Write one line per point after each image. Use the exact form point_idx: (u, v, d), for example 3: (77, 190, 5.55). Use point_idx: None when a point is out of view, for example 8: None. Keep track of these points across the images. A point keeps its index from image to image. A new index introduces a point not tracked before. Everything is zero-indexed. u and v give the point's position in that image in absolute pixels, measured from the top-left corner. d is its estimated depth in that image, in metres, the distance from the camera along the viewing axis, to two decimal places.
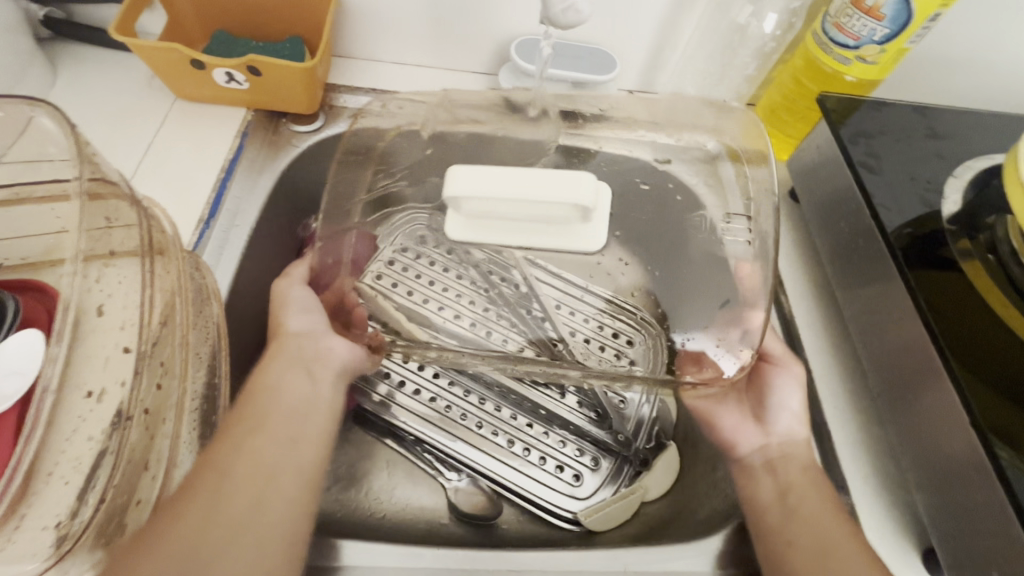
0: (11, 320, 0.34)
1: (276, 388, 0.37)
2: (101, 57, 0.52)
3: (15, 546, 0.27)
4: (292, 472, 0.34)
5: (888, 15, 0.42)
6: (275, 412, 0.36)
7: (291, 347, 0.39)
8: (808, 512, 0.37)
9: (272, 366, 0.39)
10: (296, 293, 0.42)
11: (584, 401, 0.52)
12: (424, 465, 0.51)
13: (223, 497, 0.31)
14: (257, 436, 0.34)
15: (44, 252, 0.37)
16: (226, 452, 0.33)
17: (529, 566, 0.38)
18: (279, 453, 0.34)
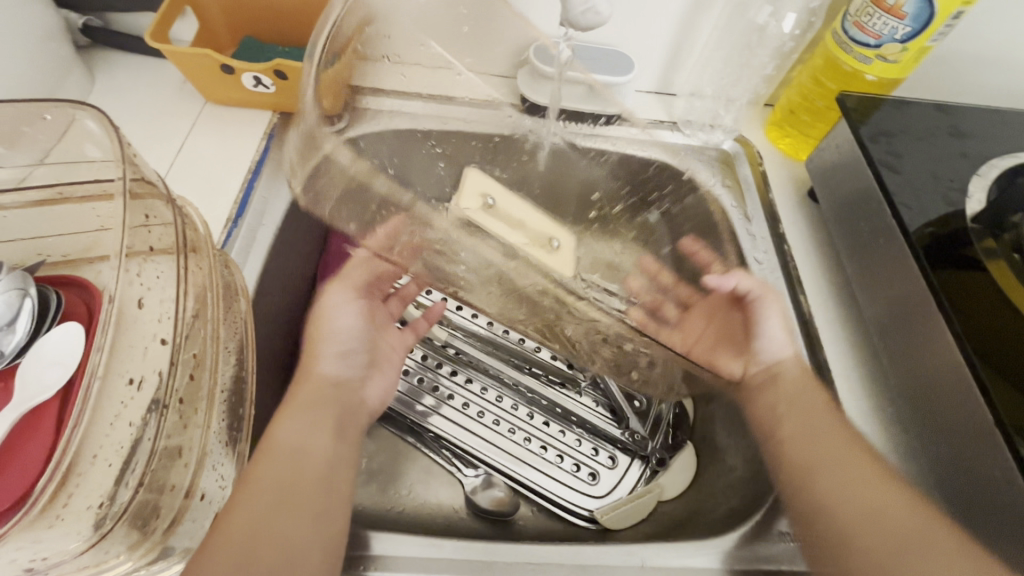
0: (53, 314, 0.36)
1: (302, 445, 0.38)
2: (136, 62, 0.54)
3: (61, 525, 0.27)
4: (317, 537, 0.34)
5: (910, 13, 0.41)
6: (300, 472, 0.36)
7: (325, 390, 0.42)
8: (817, 445, 0.40)
9: (298, 422, 0.39)
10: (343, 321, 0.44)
11: (599, 399, 0.54)
12: (442, 461, 0.52)
13: (251, 569, 0.31)
14: (285, 501, 0.35)
15: (82, 250, 0.38)
16: (257, 515, 0.33)
17: (547, 559, 0.38)
18: (304, 528, 0.34)
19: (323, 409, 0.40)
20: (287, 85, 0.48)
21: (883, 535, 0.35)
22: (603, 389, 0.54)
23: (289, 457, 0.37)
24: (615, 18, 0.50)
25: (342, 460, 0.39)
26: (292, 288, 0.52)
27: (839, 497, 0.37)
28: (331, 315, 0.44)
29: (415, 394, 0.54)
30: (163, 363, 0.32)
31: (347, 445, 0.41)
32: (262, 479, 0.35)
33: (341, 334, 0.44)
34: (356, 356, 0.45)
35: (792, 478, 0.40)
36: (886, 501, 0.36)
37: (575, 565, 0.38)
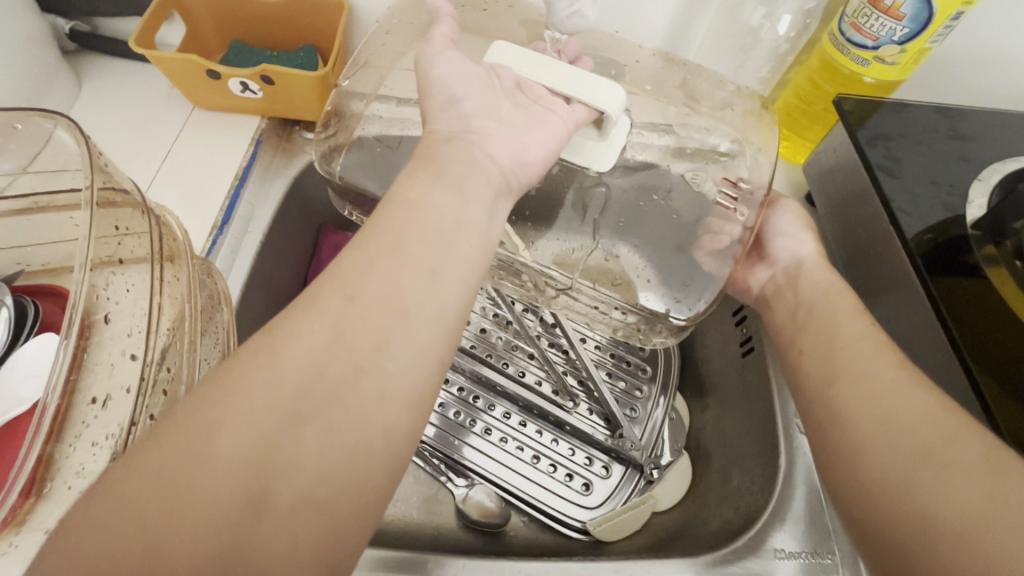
0: (30, 325, 0.35)
1: (422, 198, 0.30)
2: (123, 66, 0.54)
3: (16, 551, 0.28)
4: (431, 316, 0.27)
5: (908, 14, 0.40)
6: (417, 226, 0.29)
7: (434, 148, 0.34)
8: (826, 346, 0.37)
9: (412, 179, 0.31)
10: (444, 70, 0.37)
11: (595, 409, 0.54)
12: (433, 470, 0.52)
13: (345, 329, 0.25)
14: (393, 257, 0.27)
15: (63, 258, 0.38)
16: (322, 323, 0.25)
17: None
18: (418, 289, 0.27)
19: (431, 171, 0.32)
20: (275, 89, 0.48)
21: (922, 432, 0.29)
22: (597, 397, 0.54)
23: (387, 233, 0.28)
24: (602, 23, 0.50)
25: (461, 261, 0.29)
26: (282, 293, 0.52)
27: (857, 412, 0.31)
28: (437, 62, 0.38)
29: None
30: (133, 380, 0.31)
31: (471, 213, 0.31)
32: (341, 276, 0.27)
33: (451, 81, 0.37)
34: (470, 108, 0.36)
35: (815, 401, 0.34)
36: (910, 407, 0.30)
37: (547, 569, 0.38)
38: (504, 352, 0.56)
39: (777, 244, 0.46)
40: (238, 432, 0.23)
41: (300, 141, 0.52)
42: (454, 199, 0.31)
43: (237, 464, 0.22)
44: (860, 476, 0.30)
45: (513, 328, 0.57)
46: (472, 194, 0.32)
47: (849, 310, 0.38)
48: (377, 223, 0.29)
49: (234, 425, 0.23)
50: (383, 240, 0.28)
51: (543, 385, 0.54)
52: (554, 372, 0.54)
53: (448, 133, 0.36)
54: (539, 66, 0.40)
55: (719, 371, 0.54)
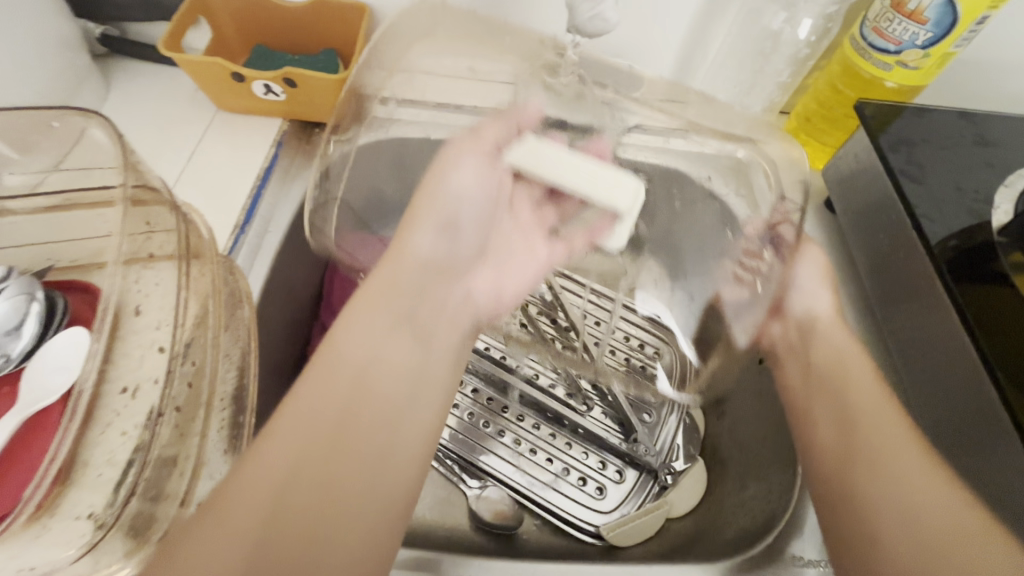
0: (59, 319, 0.36)
1: (383, 341, 0.34)
2: (150, 70, 0.55)
3: (51, 532, 0.28)
4: (414, 423, 0.33)
5: (931, 19, 0.40)
6: (391, 350, 0.34)
7: (409, 273, 0.37)
8: (845, 421, 0.38)
9: (371, 288, 0.36)
10: (465, 162, 0.39)
11: (608, 413, 0.53)
12: (446, 471, 0.52)
13: (346, 434, 0.30)
14: (375, 373, 0.33)
15: (91, 255, 0.38)
16: (317, 422, 0.30)
17: None
18: (399, 395, 0.33)
19: (395, 315, 0.36)
20: (296, 92, 0.49)
21: (938, 530, 0.31)
22: (610, 403, 0.53)
23: (362, 348, 0.33)
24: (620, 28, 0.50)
25: (430, 370, 0.36)
26: (301, 293, 0.52)
27: (876, 496, 0.34)
28: (445, 173, 0.39)
29: None
30: (160, 371, 0.32)
31: (432, 358, 0.36)
32: (321, 387, 0.31)
33: (453, 198, 0.39)
34: (457, 234, 0.40)
35: (829, 464, 0.37)
36: (934, 504, 0.32)
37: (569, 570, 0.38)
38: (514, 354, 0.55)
39: (797, 299, 0.44)
40: (254, 514, 0.27)
41: (320, 142, 0.53)
42: (416, 341, 0.36)
43: (249, 548, 0.26)
44: (879, 563, 0.32)
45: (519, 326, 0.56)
46: (433, 339, 0.37)
47: (861, 369, 0.40)
48: (366, 338, 0.34)
49: (247, 510, 0.27)
50: (365, 355, 0.33)
51: (555, 388, 0.54)
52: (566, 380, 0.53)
53: (427, 258, 0.39)
54: (533, 156, 0.37)
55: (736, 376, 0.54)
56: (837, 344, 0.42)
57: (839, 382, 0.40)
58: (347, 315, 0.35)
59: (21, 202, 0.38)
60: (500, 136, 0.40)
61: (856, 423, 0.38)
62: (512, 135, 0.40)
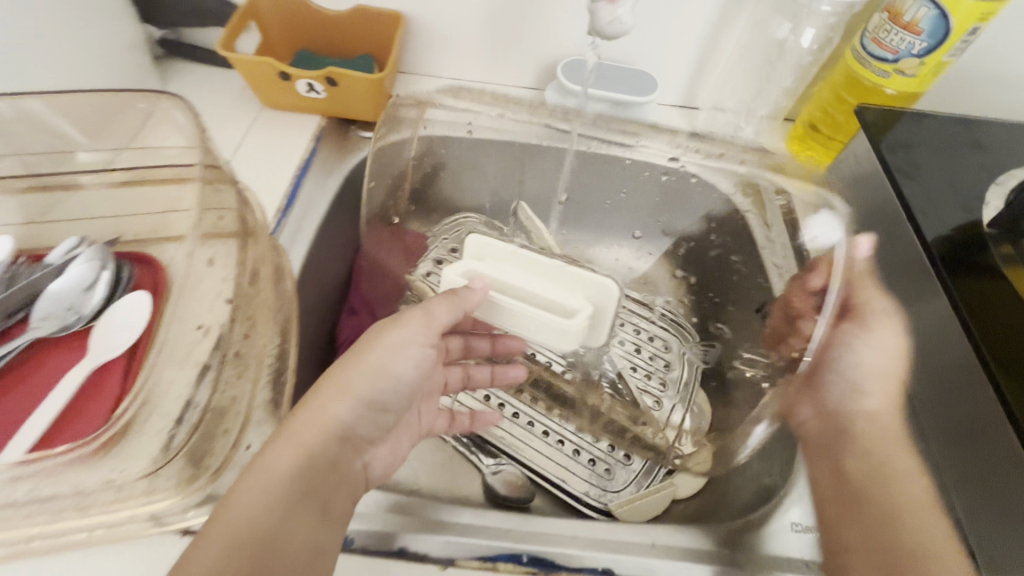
0: (124, 284, 0.40)
1: (300, 482, 0.31)
2: (203, 71, 0.60)
3: (135, 445, 0.34)
4: (327, 559, 0.30)
5: (926, 29, 0.43)
6: (308, 483, 0.32)
7: (322, 444, 0.33)
8: (853, 469, 0.41)
9: (302, 421, 0.33)
10: (402, 365, 0.37)
11: (614, 400, 0.54)
12: (463, 448, 0.55)
13: None
14: (292, 511, 0.30)
15: (151, 231, 0.43)
16: (225, 572, 0.27)
17: (560, 533, 0.36)
18: (314, 532, 0.30)
19: (313, 451, 0.33)
20: (336, 91, 0.53)
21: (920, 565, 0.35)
22: (615, 388, 0.55)
23: (266, 483, 0.30)
24: (636, 37, 0.54)
25: (343, 502, 0.33)
26: (333, 278, 0.56)
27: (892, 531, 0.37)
28: (389, 351, 0.37)
29: None
30: (220, 318, 0.39)
31: (343, 491, 0.34)
32: (230, 549, 0.28)
33: (388, 379, 0.36)
34: (384, 414, 0.37)
35: (833, 505, 0.40)
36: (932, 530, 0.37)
37: (591, 539, 0.36)
38: None
39: (833, 379, 0.43)
40: None
41: (355, 139, 0.57)
42: (321, 517, 0.31)
43: None
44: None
45: None
46: (338, 515, 0.32)
47: (883, 421, 0.43)
48: (281, 475, 0.31)
49: None
50: (285, 491, 0.31)
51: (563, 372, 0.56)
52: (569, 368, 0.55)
53: (335, 432, 0.34)
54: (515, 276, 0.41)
55: None
56: (840, 396, 0.43)
57: (852, 435, 0.42)
58: (266, 449, 0.32)
59: (98, 177, 0.44)
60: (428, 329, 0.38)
61: (855, 467, 0.41)
62: (455, 317, 0.39)
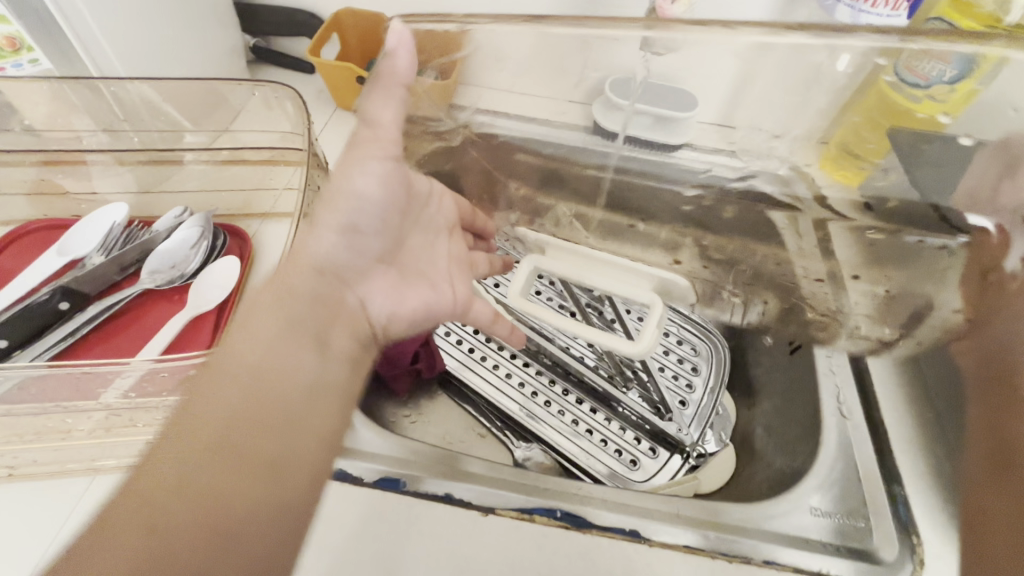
0: (218, 251, 0.47)
1: (287, 321, 0.34)
2: (286, 74, 0.67)
3: None
4: (328, 387, 0.35)
5: (955, 60, 0.45)
6: (298, 318, 0.35)
7: (304, 281, 0.35)
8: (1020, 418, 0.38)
9: (293, 266, 0.36)
10: (362, 182, 0.35)
11: (644, 396, 0.59)
12: (495, 430, 0.59)
13: (251, 410, 0.31)
14: (278, 345, 0.34)
15: (241, 207, 0.50)
16: (229, 399, 0.31)
17: (590, 492, 0.39)
18: (309, 367, 0.34)
19: (315, 288, 0.36)
20: None
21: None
22: (647, 386, 0.59)
23: (262, 331, 0.34)
24: None
25: (341, 340, 0.36)
26: None
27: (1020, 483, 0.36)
28: (351, 170, 0.35)
29: (476, 368, 0.62)
30: None
31: (346, 319, 0.37)
32: (229, 382, 0.32)
33: (359, 202, 0.36)
34: (366, 241, 0.37)
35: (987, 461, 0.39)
36: None
37: (616, 502, 0.39)
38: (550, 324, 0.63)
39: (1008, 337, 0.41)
40: (154, 503, 0.27)
41: None
42: (316, 352, 0.35)
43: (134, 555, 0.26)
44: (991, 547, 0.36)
45: (552, 299, 0.65)
46: (335, 348, 0.36)
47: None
48: (269, 311, 0.34)
49: (146, 493, 0.28)
50: (272, 328, 0.34)
51: (599, 368, 0.60)
52: (603, 364, 0.60)
53: (323, 262, 0.36)
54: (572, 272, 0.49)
55: (767, 371, 0.59)
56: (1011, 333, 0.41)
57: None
58: (256, 293, 0.35)
59: (196, 156, 0.51)
60: (392, 143, 0.36)
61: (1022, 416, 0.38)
62: (396, 95, 0.35)
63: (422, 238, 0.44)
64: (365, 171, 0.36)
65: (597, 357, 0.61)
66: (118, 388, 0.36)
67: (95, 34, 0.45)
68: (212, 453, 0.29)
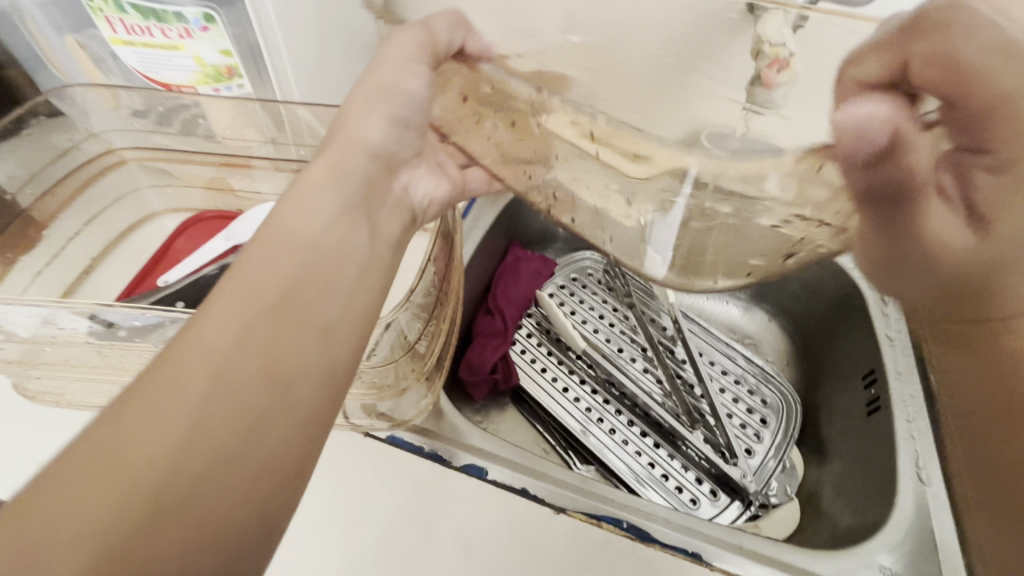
0: None
1: (332, 212, 0.35)
2: None
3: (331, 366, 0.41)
4: (366, 286, 0.35)
5: None
6: (346, 207, 0.36)
7: (356, 163, 0.38)
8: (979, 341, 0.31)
9: (342, 147, 0.38)
10: (412, 82, 0.40)
11: (710, 439, 0.59)
12: (560, 449, 0.62)
13: (296, 294, 0.31)
14: (330, 241, 0.34)
15: None
16: (249, 311, 0.29)
17: (655, 512, 0.42)
18: (352, 269, 0.34)
19: (361, 177, 0.38)
20: None
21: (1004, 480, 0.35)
22: (713, 429, 0.60)
23: (284, 243, 0.32)
24: None
25: (384, 230, 0.39)
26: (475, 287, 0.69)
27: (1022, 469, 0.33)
28: (397, 71, 0.40)
29: (547, 388, 0.65)
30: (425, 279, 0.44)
31: (382, 212, 0.40)
32: (251, 291, 0.30)
33: (400, 98, 0.40)
34: (405, 133, 0.42)
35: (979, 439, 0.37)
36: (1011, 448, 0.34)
37: (680, 524, 0.41)
38: (623, 358, 0.66)
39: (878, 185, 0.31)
40: (188, 371, 0.27)
41: None
42: (370, 235, 0.37)
43: (169, 423, 0.25)
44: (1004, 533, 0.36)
45: (626, 335, 0.69)
46: (383, 233, 0.38)
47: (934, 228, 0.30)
48: (318, 195, 0.35)
49: (181, 364, 0.27)
50: (321, 215, 0.34)
51: (665, 406, 0.62)
52: (671, 402, 0.62)
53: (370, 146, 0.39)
54: None
55: (840, 432, 0.59)
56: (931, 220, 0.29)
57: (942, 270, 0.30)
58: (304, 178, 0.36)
59: None
60: (422, 45, 0.40)
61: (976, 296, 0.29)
62: (455, 35, 0.41)
63: (430, 159, 0.46)
64: (389, 63, 0.40)
65: (665, 393, 0.63)
66: None
67: (286, 57, 0.53)
68: (253, 333, 0.29)
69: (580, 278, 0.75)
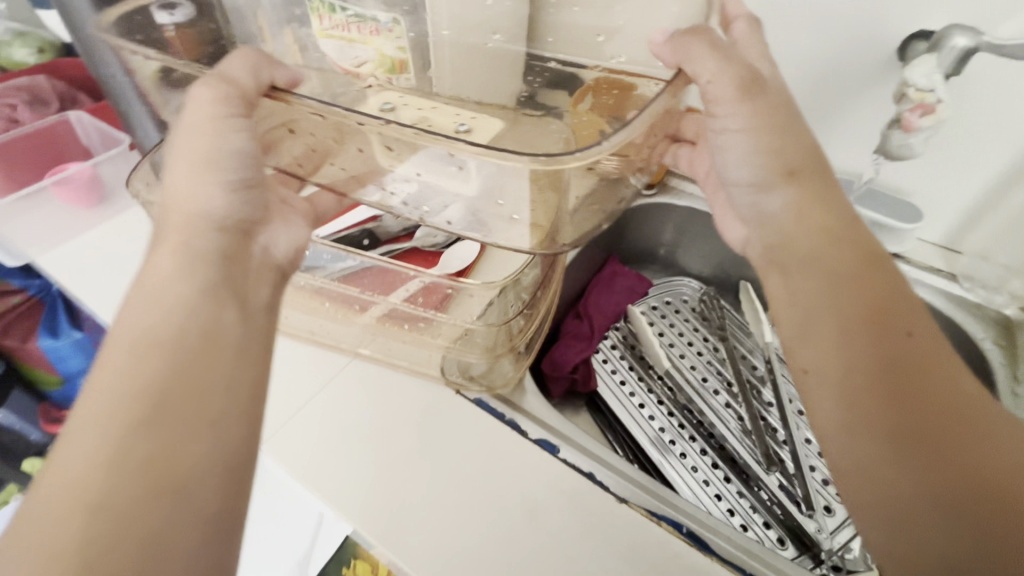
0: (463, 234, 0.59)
1: (193, 301, 0.35)
2: None
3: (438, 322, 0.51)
4: (248, 360, 0.36)
5: None
6: (203, 291, 0.36)
7: (215, 239, 0.38)
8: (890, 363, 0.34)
9: (202, 232, 0.38)
10: (236, 137, 0.39)
11: (786, 485, 0.57)
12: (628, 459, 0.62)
13: (160, 399, 0.32)
14: (185, 345, 0.34)
15: None
16: (114, 431, 0.30)
17: (719, 529, 0.42)
18: (228, 358, 0.35)
19: (227, 248, 0.38)
20: None
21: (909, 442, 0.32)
22: (791, 477, 0.58)
23: (143, 348, 0.33)
24: (915, 175, 0.60)
25: (263, 297, 0.39)
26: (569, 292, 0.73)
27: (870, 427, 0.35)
28: (214, 129, 0.39)
29: (622, 399, 0.66)
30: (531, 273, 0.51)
31: (263, 277, 0.40)
32: (118, 409, 0.31)
33: (230, 154, 0.39)
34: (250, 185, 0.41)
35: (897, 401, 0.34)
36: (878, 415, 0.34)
37: (742, 546, 0.41)
38: (705, 387, 0.66)
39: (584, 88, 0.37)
40: (59, 502, 0.28)
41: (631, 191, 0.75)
42: (239, 309, 0.37)
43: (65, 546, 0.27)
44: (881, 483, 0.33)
45: (712, 365, 0.68)
46: (253, 299, 0.38)
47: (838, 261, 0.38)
48: (178, 296, 0.35)
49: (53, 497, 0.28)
50: (175, 322, 0.34)
51: (743, 442, 0.61)
52: (753, 439, 0.61)
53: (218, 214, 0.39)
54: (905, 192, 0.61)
55: None
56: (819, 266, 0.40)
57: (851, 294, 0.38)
58: (158, 270, 0.36)
59: None
60: (229, 99, 0.39)
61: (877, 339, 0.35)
62: (254, 71, 0.42)
63: (278, 212, 0.45)
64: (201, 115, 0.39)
65: (746, 430, 0.62)
66: (380, 308, 0.51)
67: None
68: (122, 451, 0.30)
69: (675, 301, 0.76)
